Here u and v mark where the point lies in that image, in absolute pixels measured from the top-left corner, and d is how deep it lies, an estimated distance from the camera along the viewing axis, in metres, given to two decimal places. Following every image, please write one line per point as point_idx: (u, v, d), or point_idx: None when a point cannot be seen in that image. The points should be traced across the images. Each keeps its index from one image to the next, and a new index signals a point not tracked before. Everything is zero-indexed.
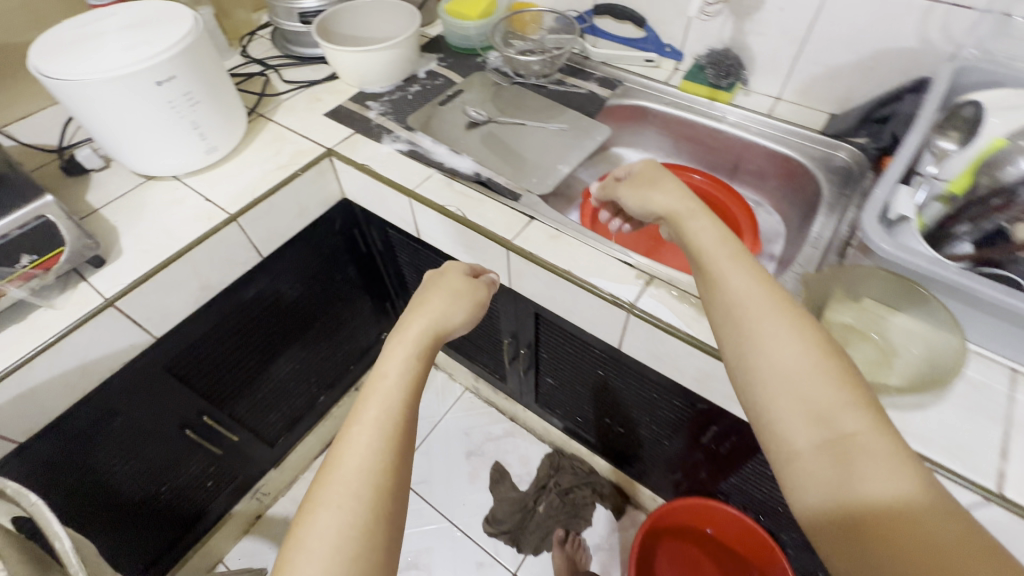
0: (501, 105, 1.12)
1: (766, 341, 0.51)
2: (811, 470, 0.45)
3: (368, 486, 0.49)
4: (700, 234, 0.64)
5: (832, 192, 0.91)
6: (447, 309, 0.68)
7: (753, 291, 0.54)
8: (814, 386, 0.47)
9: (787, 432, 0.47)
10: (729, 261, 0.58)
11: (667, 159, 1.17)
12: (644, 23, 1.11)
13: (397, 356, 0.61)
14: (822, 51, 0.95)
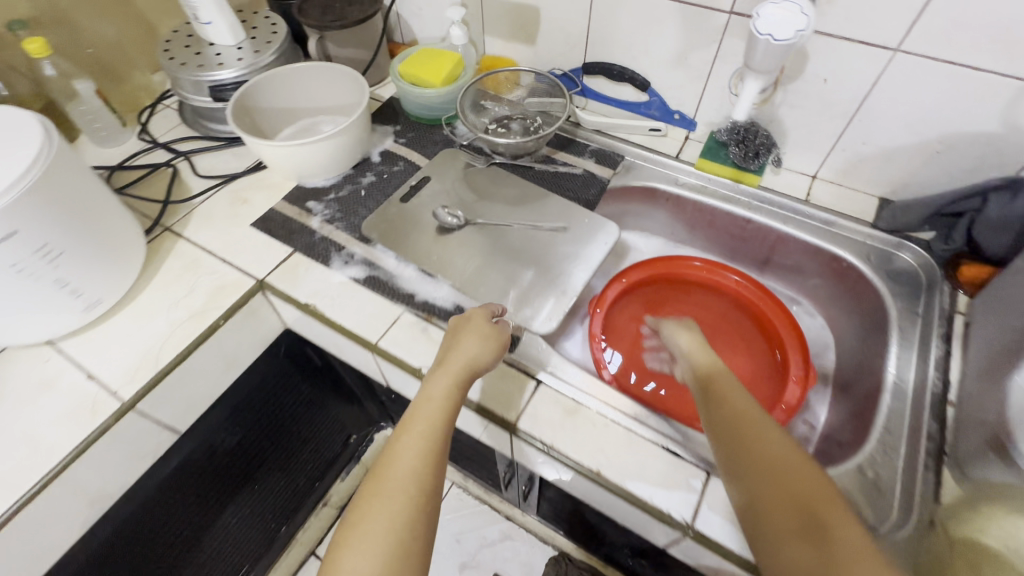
0: (479, 196, 0.90)
1: (751, 437, 0.53)
2: (791, 562, 0.44)
3: (395, 520, 0.49)
4: (712, 364, 0.65)
5: (902, 309, 0.74)
6: (466, 352, 0.63)
7: (747, 405, 0.57)
8: (795, 475, 0.48)
9: (773, 536, 0.46)
10: (730, 387, 0.60)
11: (680, 245, 0.98)
12: (649, 86, 0.91)
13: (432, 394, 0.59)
14: (875, 130, 0.77)
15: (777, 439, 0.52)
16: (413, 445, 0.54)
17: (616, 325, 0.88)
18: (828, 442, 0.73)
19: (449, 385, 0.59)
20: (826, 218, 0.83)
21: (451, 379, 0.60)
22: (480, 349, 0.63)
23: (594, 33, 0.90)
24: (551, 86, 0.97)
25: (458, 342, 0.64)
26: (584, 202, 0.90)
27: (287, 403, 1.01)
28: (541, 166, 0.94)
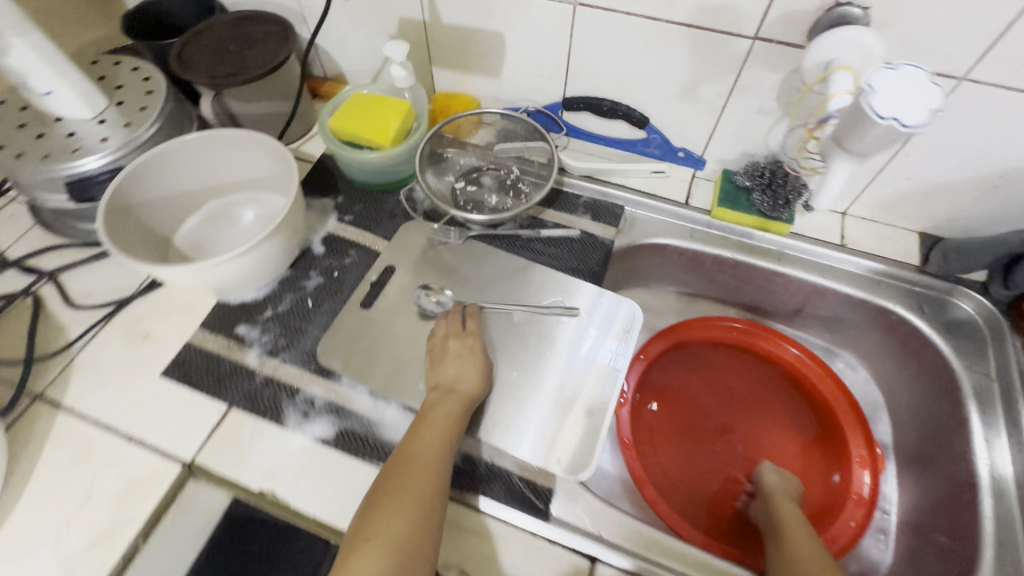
0: (460, 284, 0.72)
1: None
2: None
3: (416, 499, 0.49)
4: (786, 508, 0.61)
5: (973, 373, 0.65)
6: (471, 362, 0.61)
7: (814, 550, 0.54)
8: None
9: None
10: (801, 532, 0.56)
11: (694, 297, 0.85)
12: (647, 122, 0.75)
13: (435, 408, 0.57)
14: (923, 165, 0.66)
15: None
16: (431, 437, 0.54)
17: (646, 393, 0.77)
18: (913, 536, 0.64)
19: (461, 395, 0.58)
20: (867, 265, 0.72)
21: (466, 386, 0.59)
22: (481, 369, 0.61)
23: (576, 64, 0.72)
24: (526, 128, 0.79)
25: (468, 352, 0.62)
26: (588, 275, 0.73)
27: (246, 554, 0.52)
28: (529, 232, 0.77)
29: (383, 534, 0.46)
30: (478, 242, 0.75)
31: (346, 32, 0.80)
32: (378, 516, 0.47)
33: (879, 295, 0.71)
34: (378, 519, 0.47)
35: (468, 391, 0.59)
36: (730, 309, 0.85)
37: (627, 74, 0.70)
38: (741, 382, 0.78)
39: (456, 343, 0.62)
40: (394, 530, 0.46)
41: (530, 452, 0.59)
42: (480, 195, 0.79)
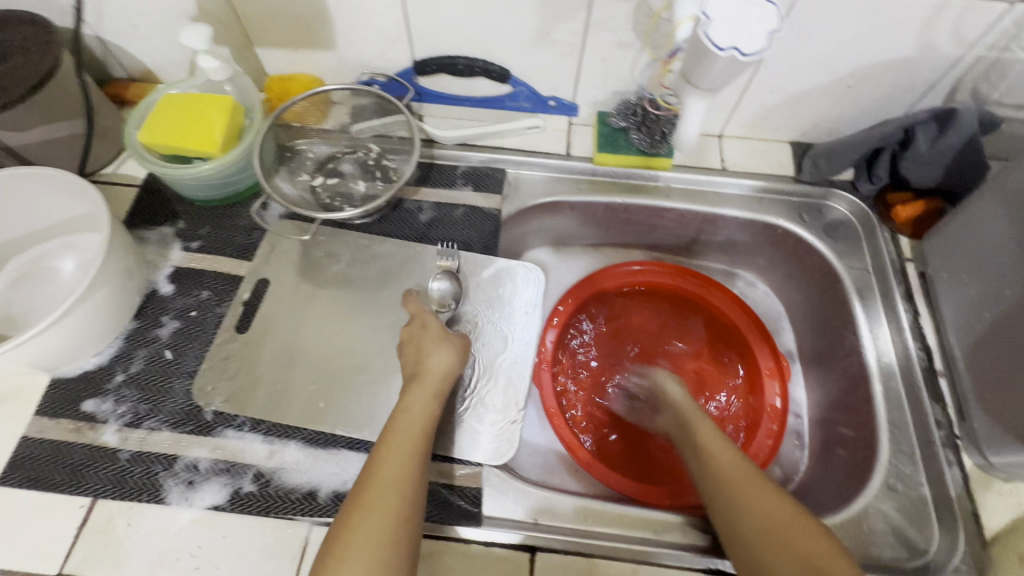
0: (345, 292, 0.65)
1: (779, 535, 0.46)
2: (724, 472, 0.52)
3: (411, 454, 0.49)
4: (699, 421, 0.59)
5: (854, 270, 0.68)
6: (443, 347, 0.58)
7: (737, 461, 0.53)
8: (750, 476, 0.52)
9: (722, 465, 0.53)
10: (749, 476, 0.52)
11: (596, 247, 0.84)
12: (509, 75, 0.69)
13: (415, 360, 0.57)
14: (783, 75, 0.65)
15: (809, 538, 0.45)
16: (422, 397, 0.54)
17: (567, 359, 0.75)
18: (823, 432, 0.68)
19: (426, 382, 0.54)
20: (748, 184, 0.73)
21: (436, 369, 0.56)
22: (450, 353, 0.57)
23: (417, 20, 0.64)
24: (377, 102, 0.70)
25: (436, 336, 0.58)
26: (481, 248, 0.69)
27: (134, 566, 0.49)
28: (411, 216, 0.71)
29: (384, 484, 0.46)
30: (355, 237, 0.68)
31: (136, 20, 0.66)
32: (379, 468, 0.47)
33: (763, 212, 0.73)
34: (380, 461, 0.48)
35: (439, 368, 0.56)
36: (634, 251, 0.84)
37: (472, 24, 0.63)
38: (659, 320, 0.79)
39: (410, 326, 0.60)
40: (392, 479, 0.47)
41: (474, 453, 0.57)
42: (347, 187, 0.71)
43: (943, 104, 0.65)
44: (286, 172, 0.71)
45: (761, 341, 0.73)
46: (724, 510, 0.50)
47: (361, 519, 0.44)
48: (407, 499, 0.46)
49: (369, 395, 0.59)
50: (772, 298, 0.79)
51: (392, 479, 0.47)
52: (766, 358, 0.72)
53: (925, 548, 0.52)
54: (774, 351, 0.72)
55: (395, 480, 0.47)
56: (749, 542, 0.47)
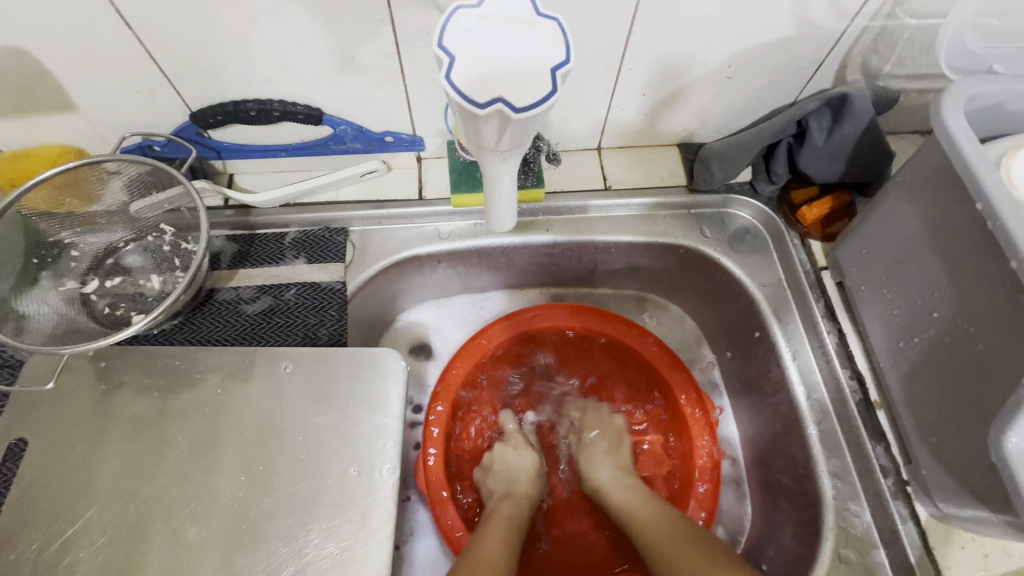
0: (144, 436, 0.49)
1: (671, 556, 0.48)
2: (647, 521, 0.53)
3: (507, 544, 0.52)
4: (611, 478, 0.60)
5: (768, 289, 0.59)
6: (524, 453, 0.63)
7: (667, 515, 0.53)
8: (669, 533, 0.51)
9: (648, 519, 0.53)
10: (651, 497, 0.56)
11: (484, 294, 0.71)
12: (321, 114, 0.54)
13: (525, 457, 0.63)
14: (651, 73, 0.54)
15: (696, 552, 0.48)
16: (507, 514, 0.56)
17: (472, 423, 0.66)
18: (761, 480, 0.59)
19: (523, 491, 0.60)
20: (637, 202, 0.62)
21: (522, 480, 0.61)
22: (533, 468, 0.63)
23: (170, 62, 0.48)
24: (149, 171, 0.53)
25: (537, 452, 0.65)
26: (326, 338, 0.55)
27: None
28: (230, 310, 0.56)
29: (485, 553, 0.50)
30: (149, 354, 0.52)
31: None
32: (482, 540, 0.51)
33: (661, 233, 0.62)
34: (482, 540, 0.51)
35: (525, 489, 0.60)
36: (531, 292, 0.71)
37: (247, 60, 0.48)
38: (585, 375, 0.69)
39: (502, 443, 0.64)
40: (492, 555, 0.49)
41: None
42: (135, 286, 0.55)
43: (834, 85, 0.56)
44: (46, 282, 0.53)
45: (680, 384, 0.62)
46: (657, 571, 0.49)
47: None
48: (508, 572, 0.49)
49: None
50: (689, 322, 0.69)
51: (493, 549, 0.50)
52: (689, 404, 0.62)
53: None
54: (695, 395, 0.61)
55: (500, 557, 0.50)
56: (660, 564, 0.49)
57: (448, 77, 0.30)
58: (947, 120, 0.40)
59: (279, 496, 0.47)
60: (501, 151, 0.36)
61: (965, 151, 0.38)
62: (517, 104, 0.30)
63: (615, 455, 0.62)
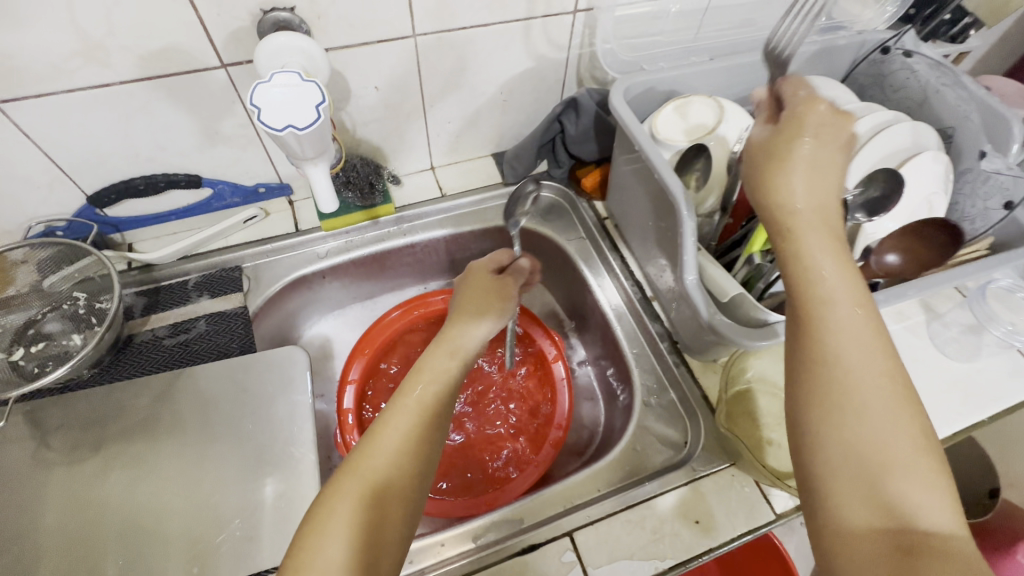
0: (94, 457, 0.60)
1: (864, 383, 0.38)
2: (840, 333, 0.40)
3: (410, 414, 0.48)
4: (802, 212, 0.44)
5: (573, 241, 0.80)
6: (485, 312, 0.60)
7: (872, 366, 0.39)
8: (857, 382, 0.39)
9: (842, 350, 0.40)
10: (853, 332, 0.40)
11: (368, 301, 0.86)
12: (200, 179, 0.69)
13: (469, 308, 0.60)
14: (448, 106, 0.75)
15: (890, 398, 0.38)
16: (436, 365, 0.52)
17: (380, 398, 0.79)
18: (604, 383, 0.78)
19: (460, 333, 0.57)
20: (468, 200, 0.82)
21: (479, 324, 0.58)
22: (489, 307, 0.61)
23: (65, 158, 0.61)
24: (60, 250, 0.65)
25: (490, 296, 0.62)
26: (238, 350, 0.68)
27: None
28: (150, 348, 0.67)
29: (385, 430, 0.46)
30: (86, 396, 0.63)
31: None
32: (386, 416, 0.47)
33: (491, 218, 0.82)
34: (390, 412, 0.48)
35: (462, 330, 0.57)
36: (411, 289, 0.88)
37: (130, 147, 0.62)
38: None
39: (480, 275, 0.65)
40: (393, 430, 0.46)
41: None
42: (59, 346, 0.64)
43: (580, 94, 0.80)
44: None
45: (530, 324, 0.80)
46: (820, 396, 0.39)
47: (344, 489, 0.42)
48: (399, 448, 0.45)
49: (139, 557, 0.55)
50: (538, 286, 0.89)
51: (394, 423, 0.47)
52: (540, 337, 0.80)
53: (683, 441, 0.63)
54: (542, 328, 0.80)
55: (403, 429, 0.46)
56: (844, 402, 0.38)
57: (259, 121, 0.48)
58: (619, 101, 0.63)
59: (221, 471, 0.60)
60: (313, 155, 0.54)
61: (627, 119, 0.61)
62: (302, 124, 0.48)
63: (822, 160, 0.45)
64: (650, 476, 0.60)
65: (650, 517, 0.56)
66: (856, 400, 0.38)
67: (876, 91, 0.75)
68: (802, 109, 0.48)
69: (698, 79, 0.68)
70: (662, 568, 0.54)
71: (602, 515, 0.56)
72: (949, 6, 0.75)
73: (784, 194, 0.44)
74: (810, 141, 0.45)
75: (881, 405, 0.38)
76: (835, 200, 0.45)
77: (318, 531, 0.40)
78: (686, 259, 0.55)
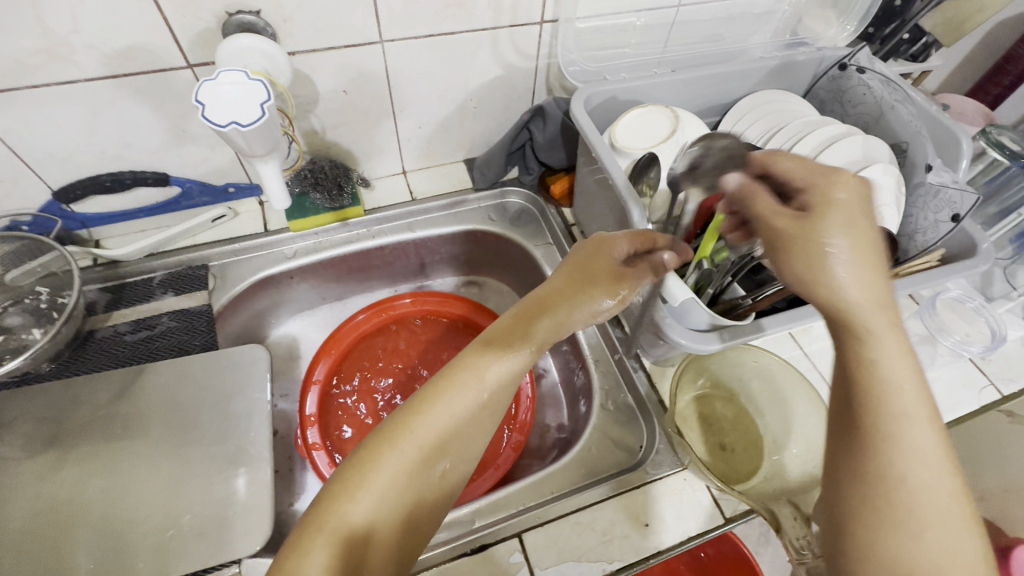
0: (44, 453, 0.59)
1: (924, 504, 0.35)
2: (909, 445, 0.35)
3: (476, 394, 0.47)
4: (871, 308, 0.36)
5: (539, 247, 0.81)
6: (589, 306, 0.52)
7: (937, 484, 0.35)
8: (923, 504, 0.35)
9: (910, 464, 0.35)
10: (925, 447, 0.35)
11: (337, 304, 0.86)
12: (168, 177, 0.70)
13: (575, 301, 0.51)
14: (419, 112, 0.76)
15: (954, 518, 0.35)
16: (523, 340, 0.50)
17: (344, 400, 0.78)
18: (568, 389, 0.78)
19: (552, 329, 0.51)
20: (438, 204, 0.83)
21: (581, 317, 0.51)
22: (594, 302, 0.52)
23: (30, 153, 0.61)
24: (23, 244, 0.65)
25: (593, 285, 0.52)
26: (199, 346, 0.68)
27: None
28: (110, 344, 0.67)
29: (443, 409, 0.46)
30: (41, 391, 0.62)
31: None
32: (451, 388, 0.47)
33: (460, 222, 0.83)
34: (457, 382, 0.47)
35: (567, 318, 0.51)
36: (381, 292, 0.88)
37: (97, 144, 0.63)
38: (430, 340, 0.84)
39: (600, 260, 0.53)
40: (455, 406, 0.47)
41: (251, 544, 0.56)
42: (18, 340, 0.64)
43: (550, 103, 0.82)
44: None
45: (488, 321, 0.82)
46: (875, 509, 0.35)
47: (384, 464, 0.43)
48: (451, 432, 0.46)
49: (106, 545, 0.55)
50: (508, 291, 0.90)
51: (457, 404, 0.47)
52: None
53: (639, 445, 0.63)
54: None
55: (461, 414, 0.47)
56: (906, 520, 0.35)
57: (203, 116, 0.49)
58: (580, 110, 0.65)
59: (174, 466, 0.60)
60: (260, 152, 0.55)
61: (586, 127, 0.63)
62: (245, 120, 0.49)
63: (868, 264, 0.36)
64: (604, 477, 0.61)
65: (600, 518, 0.57)
66: (913, 519, 0.35)
67: (834, 107, 0.77)
68: (825, 208, 0.38)
69: (660, 90, 0.70)
70: (611, 570, 0.54)
71: (555, 517, 0.57)
72: (907, 26, 0.77)
73: (829, 288, 0.37)
74: (853, 232, 0.37)
75: (946, 533, 0.34)
76: (885, 287, 0.37)
77: (348, 493, 0.42)
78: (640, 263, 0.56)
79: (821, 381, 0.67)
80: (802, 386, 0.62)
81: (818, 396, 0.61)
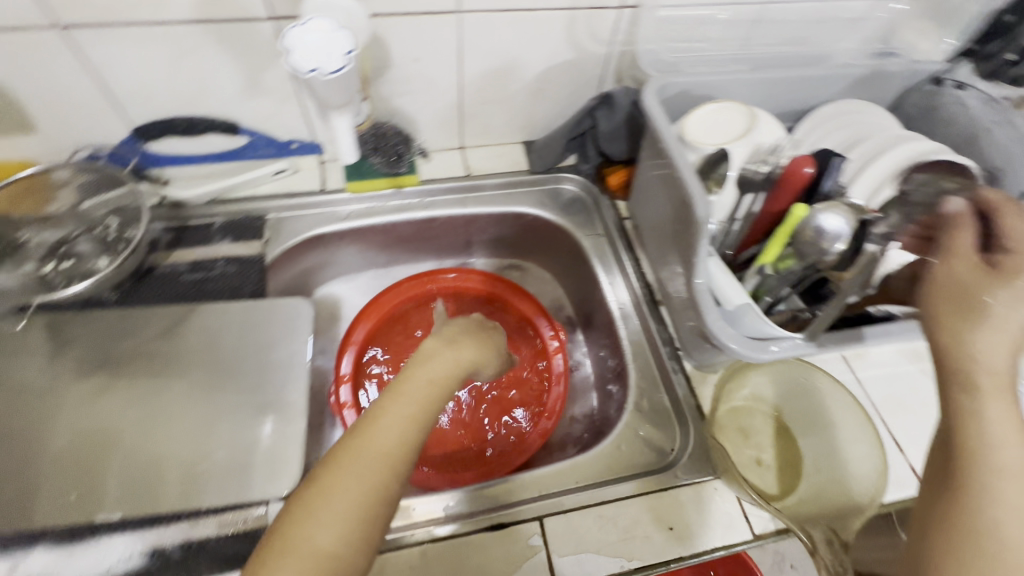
0: (97, 375, 0.62)
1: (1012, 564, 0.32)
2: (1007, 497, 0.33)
3: (408, 418, 0.45)
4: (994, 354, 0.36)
5: (589, 236, 0.80)
6: (474, 352, 0.56)
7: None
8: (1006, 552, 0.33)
9: (1006, 509, 0.33)
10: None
11: (382, 270, 0.87)
12: (238, 127, 0.72)
13: (459, 350, 0.54)
14: (485, 87, 0.76)
15: None
16: (434, 371, 0.50)
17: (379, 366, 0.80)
18: (601, 382, 0.77)
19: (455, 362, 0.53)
20: (492, 182, 0.82)
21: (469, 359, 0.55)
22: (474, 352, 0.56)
23: (116, 88, 0.64)
24: (101, 176, 0.68)
25: (472, 335, 0.59)
26: (249, 294, 0.70)
27: None
28: (168, 280, 0.70)
29: (379, 435, 0.43)
30: (102, 316, 0.66)
31: None
32: (383, 414, 0.45)
33: (512, 203, 0.82)
34: (386, 409, 0.45)
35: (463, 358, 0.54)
36: (425, 264, 0.89)
37: (177, 87, 0.66)
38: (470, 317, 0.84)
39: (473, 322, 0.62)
40: (387, 436, 0.44)
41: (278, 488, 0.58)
42: (87, 267, 0.67)
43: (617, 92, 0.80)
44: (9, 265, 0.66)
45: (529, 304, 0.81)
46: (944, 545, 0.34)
47: (327, 501, 0.40)
48: (393, 459, 0.43)
49: (133, 472, 0.57)
50: (551, 279, 0.89)
51: (389, 429, 0.44)
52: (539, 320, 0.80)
53: (670, 448, 0.62)
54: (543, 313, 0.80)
55: (396, 438, 0.44)
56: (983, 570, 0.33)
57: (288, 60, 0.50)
58: (653, 99, 0.63)
59: (216, 404, 0.62)
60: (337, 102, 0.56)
61: (657, 117, 0.61)
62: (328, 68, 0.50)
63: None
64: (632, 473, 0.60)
65: (623, 514, 0.56)
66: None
67: (922, 124, 0.73)
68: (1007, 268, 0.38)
69: (737, 88, 0.68)
70: (628, 568, 0.53)
71: (575, 506, 0.56)
72: None
73: (952, 333, 0.38)
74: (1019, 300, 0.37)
75: None
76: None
77: (308, 516, 0.40)
78: (698, 260, 0.55)
79: (871, 408, 0.64)
80: (853, 411, 0.59)
81: (868, 422, 0.58)
